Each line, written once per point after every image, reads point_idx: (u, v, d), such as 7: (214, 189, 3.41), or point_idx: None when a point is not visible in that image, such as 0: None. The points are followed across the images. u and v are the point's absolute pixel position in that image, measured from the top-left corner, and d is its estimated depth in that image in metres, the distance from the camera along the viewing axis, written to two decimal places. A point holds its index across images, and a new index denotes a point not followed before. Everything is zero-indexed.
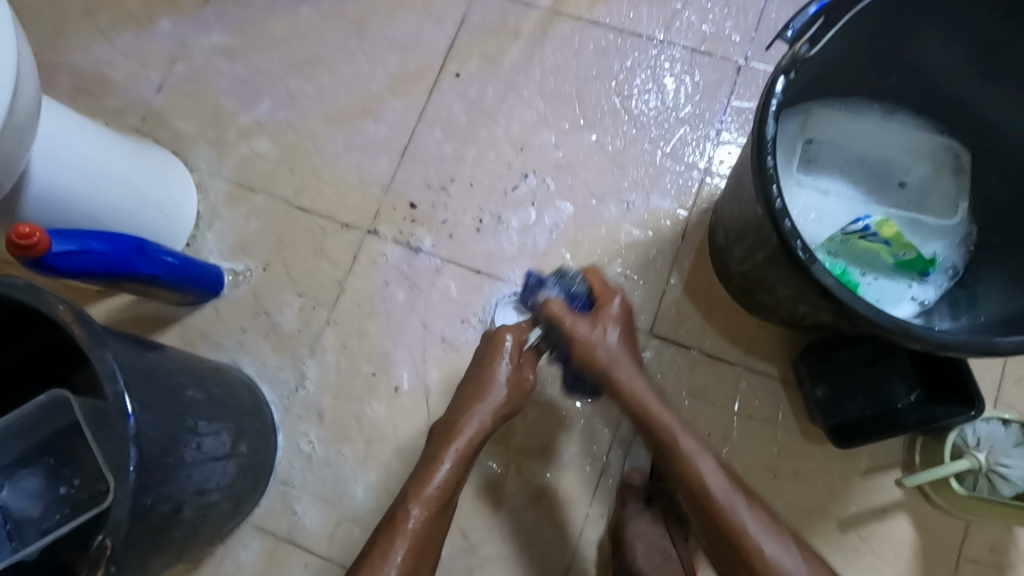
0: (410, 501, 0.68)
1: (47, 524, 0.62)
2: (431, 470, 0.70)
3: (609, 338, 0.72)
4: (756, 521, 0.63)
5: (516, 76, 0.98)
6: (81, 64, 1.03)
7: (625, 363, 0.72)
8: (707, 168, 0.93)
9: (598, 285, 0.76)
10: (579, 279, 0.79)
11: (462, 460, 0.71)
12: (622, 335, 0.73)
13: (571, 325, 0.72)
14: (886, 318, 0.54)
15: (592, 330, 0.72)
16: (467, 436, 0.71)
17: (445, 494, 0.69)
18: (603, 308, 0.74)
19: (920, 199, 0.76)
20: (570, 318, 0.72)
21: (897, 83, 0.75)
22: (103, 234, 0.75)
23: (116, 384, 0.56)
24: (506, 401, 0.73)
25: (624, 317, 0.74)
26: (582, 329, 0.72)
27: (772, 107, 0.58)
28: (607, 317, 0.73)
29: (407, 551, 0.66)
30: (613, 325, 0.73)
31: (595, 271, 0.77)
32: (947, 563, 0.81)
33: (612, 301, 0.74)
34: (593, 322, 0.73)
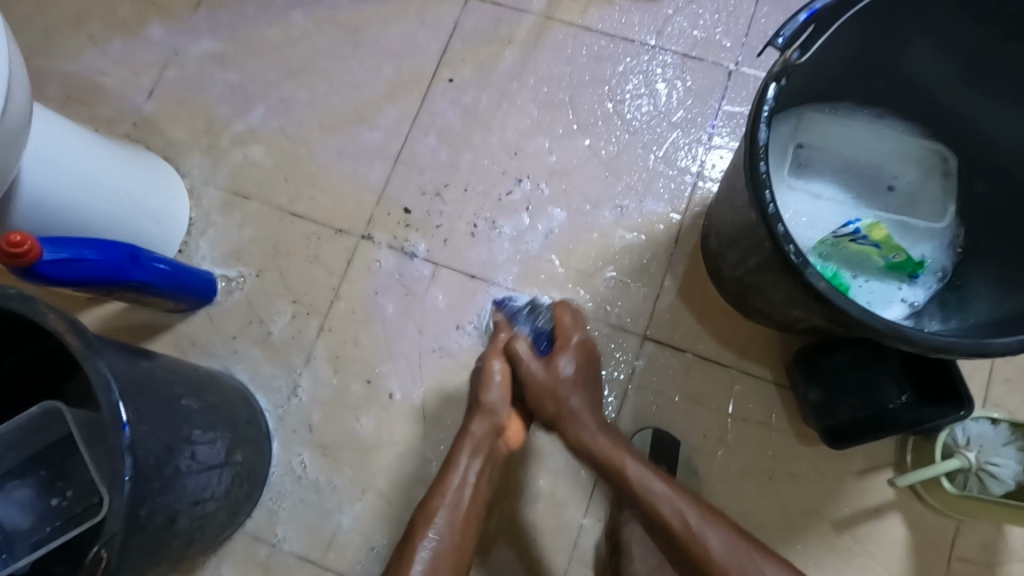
0: (427, 508, 0.68)
1: (37, 538, 0.62)
2: (446, 474, 0.70)
3: (564, 371, 0.74)
4: (721, 539, 0.60)
5: (510, 82, 0.99)
6: (72, 71, 1.03)
7: (576, 394, 0.73)
8: (700, 172, 0.94)
9: (564, 317, 0.80)
10: (547, 313, 0.86)
11: (477, 461, 0.71)
12: (580, 379, 0.74)
13: (525, 368, 0.74)
14: (882, 321, 0.55)
15: (560, 366, 0.74)
16: (475, 435, 0.73)
17: (461, 497, 0.69)
18: (558, 351, 0.76)
19: (910, 203, 0.77)
20: (530, 361, 0.74)
21: (885, 88, 0.76)
22: (96, 242, 0.74)
23: (111, 394, 0.55)
24: (495, 403, 0.74)
25: (580, 360, 0.76)
26: (535, 371, 0.74)
27: (765, 113, 0.58)
28: (565, 352, 0.76)
29: (429, 561, 0.64)
30: (569, 368, 0.74)
31: (564, 306, 0.81)
32: (939, 562, 0.82)
33: (574, 334, 0.78)
34: (548, 364, 0.74)
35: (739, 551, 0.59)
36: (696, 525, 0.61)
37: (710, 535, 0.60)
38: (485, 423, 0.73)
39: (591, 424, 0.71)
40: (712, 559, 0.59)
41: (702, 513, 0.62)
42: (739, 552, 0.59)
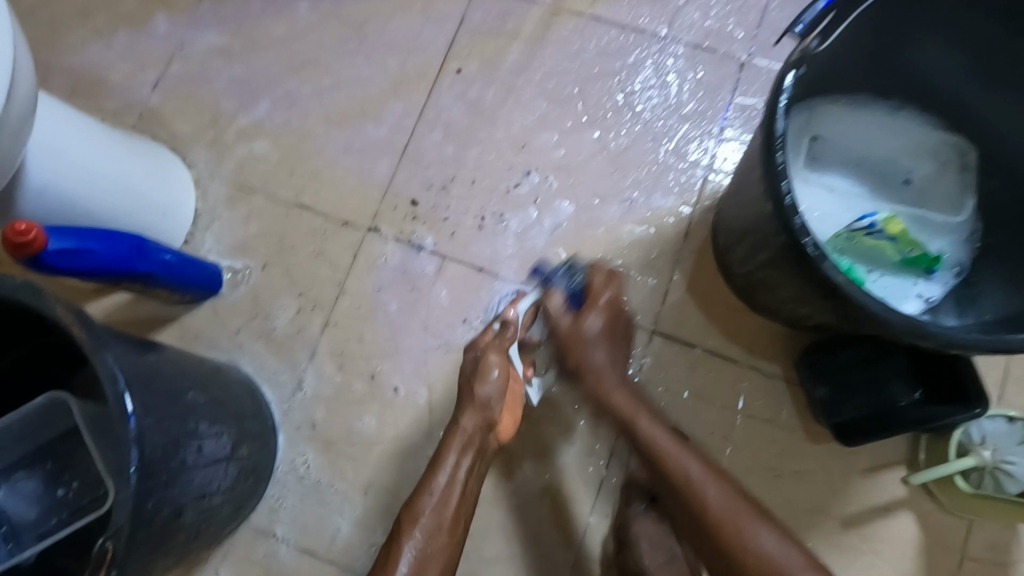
0: (412, 505, 0.69)
1: (44, 529, 0.63)
2: (434, 472, 0.71)
3: (594, 327, 0.76)
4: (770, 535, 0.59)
5: (517, 75, 0.98)
6: (77, 64, 1.02)
7: (603, 348, 0.77)
8: (710, 165, 0.93)
9: (596, 278, 0.79)
10: (579, 273, 0.81)
11: (465, 458, 0.72)
12: (608, 338, 0.77)
13: (557, 321, 0.78)
14: (898, 317, 0.54)
15: (589, 322, 0.76)
16: (463, 432, 0.73)
17: (449, 496, 0.70)
18: (590, 310, 0.77)
19: (925, 196, 0.76)
20: (557, 314, 0.78)
21: (901, 81, 0.74)
22: (101, 233, 0.74)
23: (117, 387, 0.54)
24: (486, 399, 0.74)
25: (611, 310, 0.78)
26: (593, 326, 0.76)
27: (781, 102, 0.57)
28: (598, 309, 0.77)
29: (414, 562, 0.65)
30: (598, 325, 0.77)
31: (598, 268, 0.80)
32: (950, 562, 0.81)
33: (605, 295, 0.78)
34: (583, 321, 0.77)
35: (740, 509, 0.62)
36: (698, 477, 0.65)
37: (710, 490, 0.64)
38: (474, 420, 0.74)
39: (615, 381, 0.75)
40: (715, 518, 0.62)
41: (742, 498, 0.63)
42: (739, 508, 0.62)
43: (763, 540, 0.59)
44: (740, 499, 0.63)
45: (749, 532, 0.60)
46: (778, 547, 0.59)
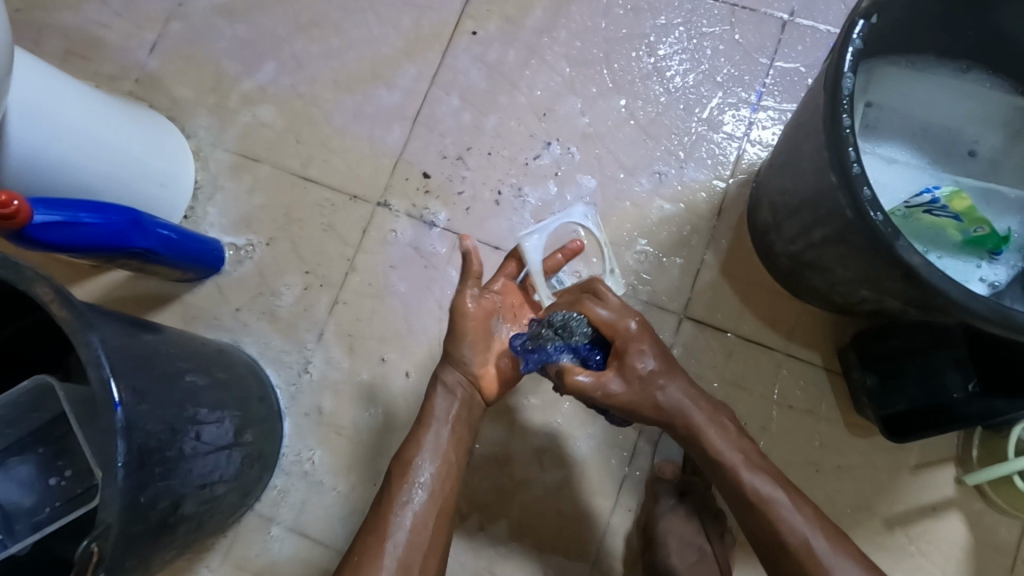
0: (406, 454, 0.67)
1: (38, 518, 0.59)
2: (425, 420, 0.68)
3: (653, 391, 0.63)
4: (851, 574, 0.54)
5: (539, 37, 0.90)
6: (71, 25, 0.96)
7: (673, 386, 0.63)
8: (748, 136, 0.86)
9: (603, 326, 0.64)
10: (575, 320, 0.65)
11: (455, 406, 0.69)
12: (670, 375, 0.63)
13: (605, 391, 0.63)
14: (985, 305, 0.47)
15: (622, 388, 0.63)
16: (451, 379, 0.70)
17: (440, 443, 0.67)
18: (629, 355, 0.63)
19: (993, 168, 0.69)
20: (613, 389, 0.62)
21: (971, 39, 0.66)
22: (94, 205, 0.69)
23: (102, 371, 0.50)
24: (483, 348, 0.70)
25: (655, 355, 0.63)
26: (616, 384, 0.62)
27: (849, 56, 0.51)
28: (641, 351, 0.63)
29: (411, 508, 0.63)
30: (648, 368, 0.63)
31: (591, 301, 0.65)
32: (1001, 565, 0.76)
33: (629, 329, 0.63)
34: (626, 380, 0.63)
35: (811, 525, 0.57)
36: (776, 504, 0.58)
37: (783, 515, 0.58)
38: (464, 369, 0.70)
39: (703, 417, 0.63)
40: (775, 526, 0.58)
41: (830, 539, 0.56)
42: (810, 531, 0.57)
43: (834, 569, 0.55)
44: (814, 523, 0.57)
45: (819, 557, 0.55)
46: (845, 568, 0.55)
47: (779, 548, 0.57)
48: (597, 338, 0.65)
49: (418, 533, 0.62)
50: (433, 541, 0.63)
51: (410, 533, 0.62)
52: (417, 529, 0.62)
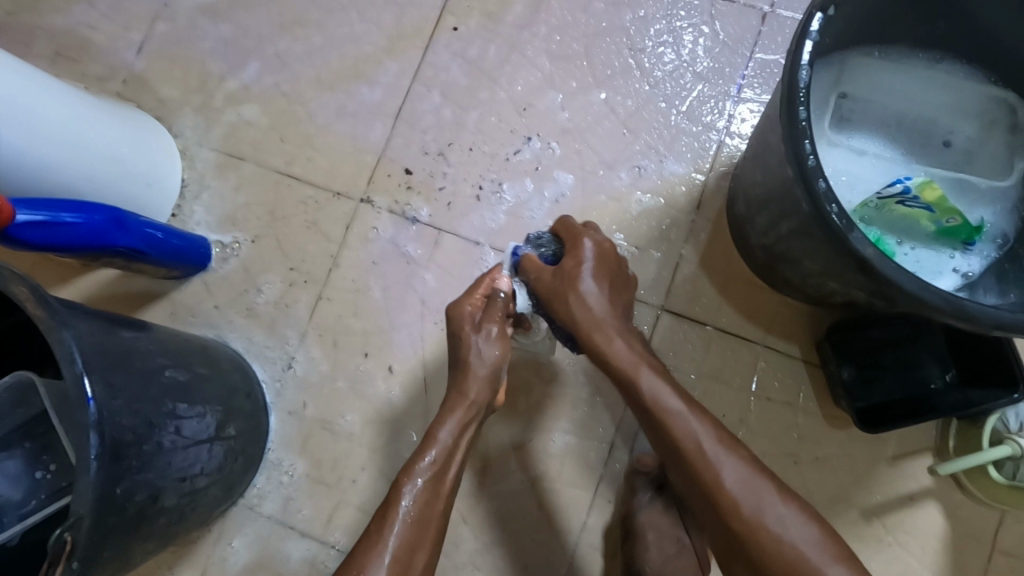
0: (407, 469, 0.61)
1: (26, 510, 0.61)
2: (433, 434, 0.63)
3: (582, 290, 0.65)
4: (796, 520, 0.53)
5: (519, 32, 0.91)
6: (59, 26, 0.97)
7: (595, 290, 0.65)
8: (728, 128, 0.86)
9: (561, 234, 0.69)
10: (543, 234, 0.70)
11: (465, 426, 0.64)
12: (602, 281, 0.66)
13: (536, 277, 0.67)
14: (937, 295, 0.48)
15: (548, 286, 0.66)
16: (469, 401, 0.65)
17: (448, 464, 0.62)
18: (570, 251, 0.67)
19: (968, 160, 0.69)
20: (541, 277, 0.66)
21: (943, 28, 0.66)
22: (75, 204, 0.70)
23: (76, 367, 0.52)
24: (494, 369, 0.66)
25: (598, 262, 0.66)
26: (550, 283, 0.66)
27: (807, 49, 0.52)
28: (580, 250, 0.66)
29: (413, 525, 0.58)
30: (586, 274, 0.65)
31: (563, 220, 0.70)
32: (979, 556, 0.76)
33: (585, 236, 0.67)
34: (559, 271, 0.66)
35: (707, 432, 0.57)
36: (673, 412, 0.58)
37: (722, 459, 0.55)
38: (482, 390, 0.65)
39: (611, 329, 0.64)
40: (715, 475, 0.55)
41: (776, 486, 0.54)
42: (751, 476, 0.54)
43: (771, 511, 0.53)
44: (709, 431, 0.57)
45: (759, 497, 0.54)
46: (743, 480, 0.54)
47: (672, 448, 0.58)
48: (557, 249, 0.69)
49: (415, 555, 0.56)
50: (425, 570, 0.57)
51: (406, 556, 0.56)
52: (415, 551, 0.57)
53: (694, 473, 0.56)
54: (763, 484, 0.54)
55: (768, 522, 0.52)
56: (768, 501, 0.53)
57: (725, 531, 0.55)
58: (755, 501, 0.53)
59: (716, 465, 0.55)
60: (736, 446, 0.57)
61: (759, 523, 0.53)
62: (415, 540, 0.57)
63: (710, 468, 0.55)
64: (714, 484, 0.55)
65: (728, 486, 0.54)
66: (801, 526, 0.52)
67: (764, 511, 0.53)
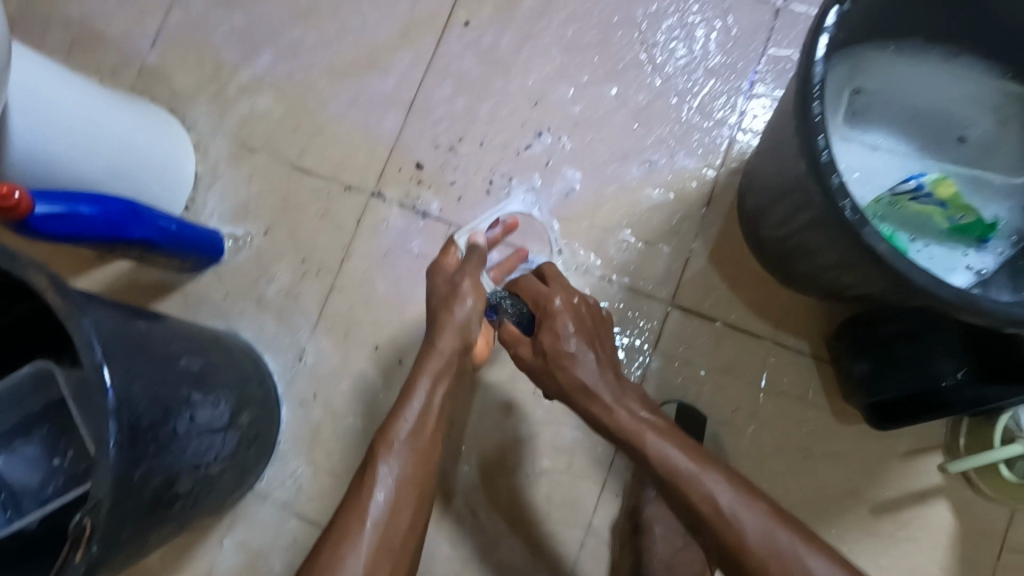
0: (384, 432, 0.62)
1: (44, 494, 0.62)
2: (406, 396, 0.64)
3: (570, 352, 0.63)
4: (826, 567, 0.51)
5: (531, 26, 0.91)
6: (75, 18, 0.98)
7: (583, 358, 0.63)
8: (739, 123, 0.86)
9: (530, 296, 0.69)
10: (501, 292, 0.72)
11: (437, 381, 0.65)
12: (586, 342, 0.64)
13: (518, 351, 0.67)
14: (951, 291, 0.48)
15: (528, 352, 0.66)
16: (437, 354, 0.65)
17: (424, 422, 0.63)
18: (545, 322, 0.65)
19: (983, 155, 0.68)
20: (520, 345, 0.66)
21: (959, 24, 0.66)
22: (92, 196, 0.71)
23: (94, 355, 0.53)
24: (463, 320, 0.66)
25: (576, 322, 0.65)
26: (529, 352, 0.66)
27: (822, 43, 0.52)
28: (556, 320, 0.65)
29: (393, 487, 0.59)
30: (570, 340, 0.64)
31: (526, 282, 0.71)
32: (988, 554, 0.76)
33: (555, 298, 0.67)
34: (534, 343, 0.65)
35: (721, 486, 0.55)
36: (685, 472, 0.56)
37: (743, 515, 0.53)
38: (454, 341, 0.66)
39: (605, 397, 0.62)
40: (739, 532, 0.53)
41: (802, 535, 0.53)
42: (776, 529, 0.53)
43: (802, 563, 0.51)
44: (728, 490, 0.55)
45: (784, 547, 0.52)
46: (765, 531, 0.53)
47: (690, 514, 0.56)
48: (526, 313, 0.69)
49: (396, 518, 0.58)
50: (409, 530, 0.59)
51: (386, 519, 0.58)
52: (396, 514, 0.59)
53: (716, 538, 0.54)
54: (789, 536, 0.53)
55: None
56: (797, 551, 0.52)
57: None
58: (784, 554, 0.52)
59: (739, 524, 0.53)
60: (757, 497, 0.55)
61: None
62: (395, 503, 0.59)
63: (732, 530, 0.53)
64: (738, 545, 0.53)
65: (753, 548, 0.52)
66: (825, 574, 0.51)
67: (792, 565, 0.51)
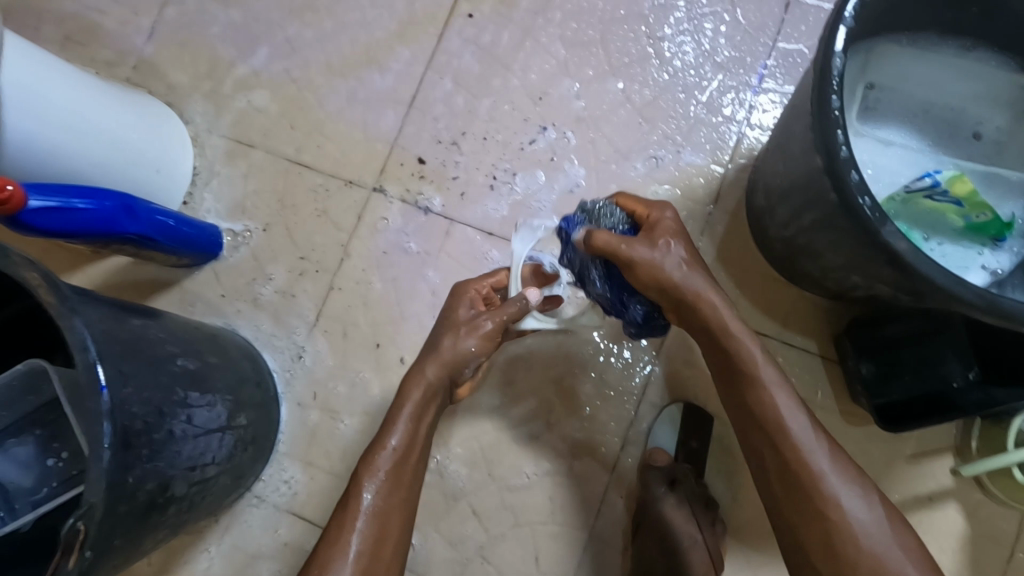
0: (369, 459, 0.61)
1: (37, 497, 0.61)
2: (391, 424, 0.63)
3: (677, 260, 0.62)
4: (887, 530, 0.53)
5: (535, 19, 0.89)
6: (68, 10, 0.96)
7: (692, 268, 0.63)
8: (747, 119, 0.84)
9: (640, 207, 0.67)
10: (608, 204, 0.68)
11: (421, 409, 0.64)
12: (690, 253, 0.64)
13: (629, 246, 0.62)
14: (973, 292, 0.47)
15: (644, 252, 0.62)
16: (424, 382, 0.65)
17: (410, 451, 0.62)
18: (658, 227, 0.64)
19: (999, 151, 0.67)
20: (633, 243, 0.62)
21: (977, 15, 0.64)
22: (87, 191, 0.69)
23: (88, 354, 0.51)
24: (459, 356, 0.65)
25: (682, 233, 0.65)
26: (644, 251, 0.62)
27: (841, 35, 0.50)
28: (667, 230, 0.64)
29: (373, 518, 0.58)
30: (680, 253, 0.63)
31: (628, 195, 0.69)
32: (998, 558, 0.75)
33: (666, 214, 0.65)
34: (651, 244, 0.63)
35: (804, 422, 0.58)
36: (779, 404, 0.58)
37: (819, 454, 0.56)
38: (439, 372, 0.65)
39: (717, 303, 0.62)
40: (818, 471, 0.55)
41: (873, 491, 0.55)
42: (852, 476, 0.55)
43: (875, 516, 0.54)
44: (813, 428, 0.57)
45: (855, 500, 0.54)
46: (848, 479, 0.55)
47: (774, 434, 0.58)
48: (629, 223, 0.67)
49: (380, 547, 0.58)
50: (392, 558, 0.59)
51: (370, 550, 0.57)
52: (381, 542, 0.58)
53: (795, 465, 0.56)
54: (861, 484, 0.55)
55: (857, 523, 0.53)
56: (865, 507, 0.54)
57: (822, 531, 0.54)
58: (851, 507, 0.54)
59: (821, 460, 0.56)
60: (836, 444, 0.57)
61: (850, 524, 0.53)
62: (380, 534, 0.58)
63: (809, 463, 0.56)
64: (816, 477, 0.55)
65: (825, 476, 0.55)
66: (881, 526, 0.53)
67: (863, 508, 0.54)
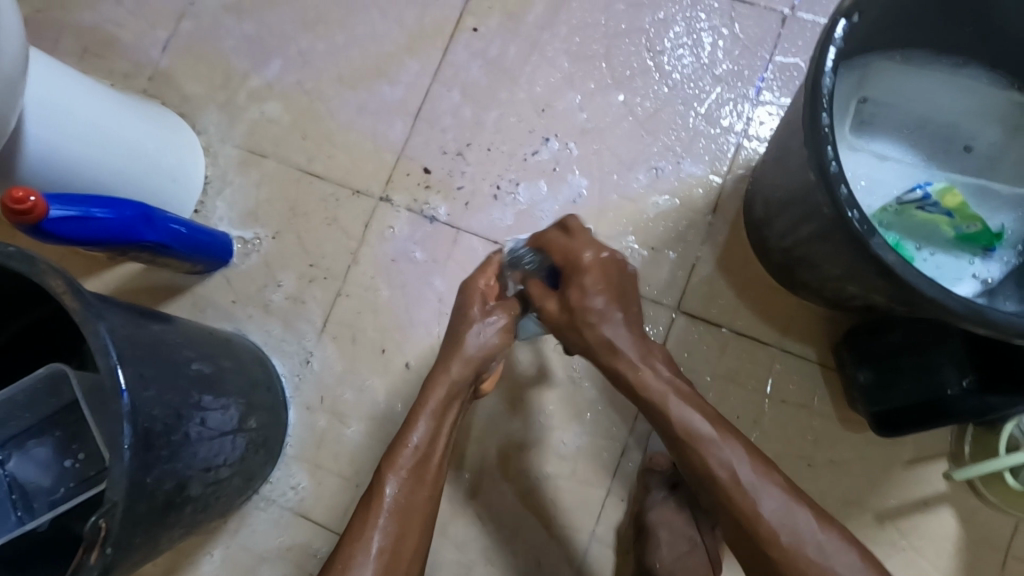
0: (390, 458, 0.62)
1: (55, 497, 0.63)
2: (410, 424, 0.64)
3: (594, 311, 0.64)
4: (839, 554, 0.53)
5: (539, 33, 0.91)
6: (87, 23, 0.99)
7: (606, 316, 0.64)
8: (746, 130, 0.86)
9: (552, 251, 0.67)
10: (523, 248, 0.70)
11: (443, 410, 0.64)
12: (608, 297, 0.64)
13: (543, 305, 0.66)
14: (960, 302, 0.49)
15: (552, 307, 0.66)
16: (449, 382, 0.64)
17: (431, 452, 0.63)
18: (573, 276, 0.65)
19: (989, 165, 0.69)
20: (545, 300, 0.66)
21: (968, 33, 0.66)
22: (106, 200, 0.72)
23: (110, 359, 0.54)
24: (483, 357, 0.65)
25: (606, 273, 0.65)
26: (557, 308, 0.65)
27: (831, 55, 0.52)
28: (584, 275, 0.64)
29: (394, 516, 0.60)
30: (597, 301, 0.64)
31: (546, 233, 0.68)
32: (992, 563, 0.76)
33: (584, 253, 0.65)
34: (563, 298, 0.65)
35: (744, 461, 0.57)
36: (705, 439, 0.58)
37: (758, 491, 0.56)
38: (464, 371, 0.64)
39: (631, 355, 0.63)
40: (755, 505, 0.55)
41: (816, 513, 0.55)
42: (792, 506, 0.55)
43: (821, 547, 0.53)
44: (746, 463, 0.57)
45: (800, 530, 0.54)
46: (781, 509, 0.55)
47: (706, 480, 0.58)
48: (549, 269, 0.68)
49: (402, 543, 0.59)
50: (414, 553, 0.60)
51: (392, 545, 0.59)
52: (402, 538, 0.60)
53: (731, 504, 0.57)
54: (802, 512, 0.55)
55: (798, 552, 0.53)
56: (809, 532, 0.54)
57: (767, 564, 0.55)
58: (793, 539, 0.54)
59: (753, 494, 0.56)
60: (775, 474, 0.57)
61: (792, 555, 0.54)
62: (401, 531, 0.60)
63: (746, 500, 0.56)
64: (751, 514, 0.55)
65: (760, 513, 0.55)
66: (829, 552, 0.53)
67: (802, 537, 0.54)
